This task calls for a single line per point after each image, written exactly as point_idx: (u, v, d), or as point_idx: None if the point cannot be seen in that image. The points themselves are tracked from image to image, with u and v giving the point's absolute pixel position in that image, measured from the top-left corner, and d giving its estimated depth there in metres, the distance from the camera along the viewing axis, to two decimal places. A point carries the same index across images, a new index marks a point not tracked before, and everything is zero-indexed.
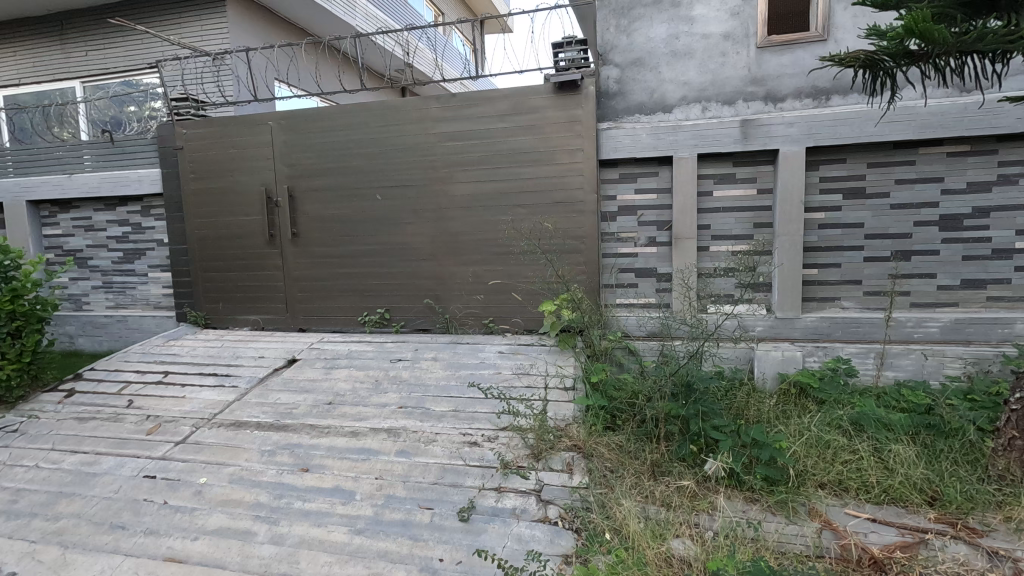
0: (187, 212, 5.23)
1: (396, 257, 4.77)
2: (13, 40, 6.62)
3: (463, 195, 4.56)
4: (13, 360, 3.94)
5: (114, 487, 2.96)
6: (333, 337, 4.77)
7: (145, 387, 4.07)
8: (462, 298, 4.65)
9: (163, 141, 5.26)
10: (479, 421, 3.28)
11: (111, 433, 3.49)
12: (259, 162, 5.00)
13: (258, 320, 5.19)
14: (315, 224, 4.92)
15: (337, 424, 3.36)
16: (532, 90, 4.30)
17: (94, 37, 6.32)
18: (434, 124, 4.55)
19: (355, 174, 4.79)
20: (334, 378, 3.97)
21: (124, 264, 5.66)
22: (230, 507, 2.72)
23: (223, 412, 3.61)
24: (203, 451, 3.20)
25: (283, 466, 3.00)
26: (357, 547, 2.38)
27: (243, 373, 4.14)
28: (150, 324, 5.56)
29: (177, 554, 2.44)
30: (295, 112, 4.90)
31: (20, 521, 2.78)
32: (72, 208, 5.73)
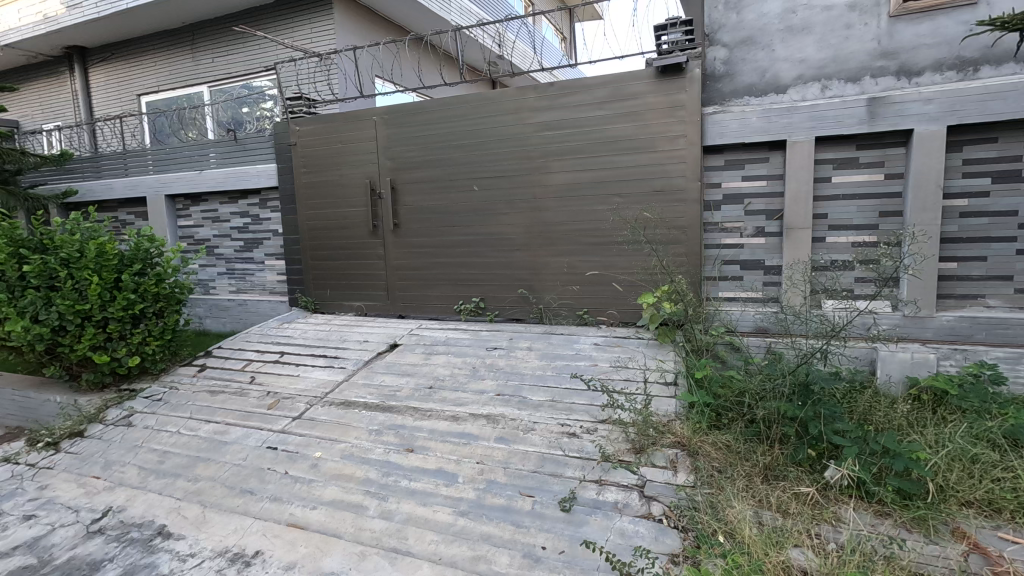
0: (299, 205, 5.61)
1: (492, 246, 4.83)
2: (151, 51, 7.40)
3: (559, 185, 4.52)
4: (158, 337, 4.42)
5: (243, 455, 3.25)
6: (431, 324, 4.93)
7: (265, 365, 4.43)
8: (556, 288, 4.64)
9: (278, 139, 5.66)
10: (577, 412, 3.25)
11: (238, 405, 3.83)
12: (364, 156, 5.25)
13: (361, 307, 5.48)
14: (414, 215, 5.10)
15: (438, 408, 3.47)
16: (632, 75, 4.18)
17: (220, 45, 6.91)
18: (531, 114, 4.55)
19: (452, 166, 4.90)
20: (434, 363, 4.10)
21: (245, 252, 6.19)
22: (343, 481, 2.89)
23: (334, 391, 3.84)
24: (317, 427, 3.42)
25: (389, 446, 3.14)
26: (461, 529, 2.44)
27: (350, 355, 4.39)
28: (266, 308, 6.05)
29: (299, 520, 2.64)
30: (397, 106, 5.09)
31: (167, 479, 3.14)
32: (201, 202, 6.34)
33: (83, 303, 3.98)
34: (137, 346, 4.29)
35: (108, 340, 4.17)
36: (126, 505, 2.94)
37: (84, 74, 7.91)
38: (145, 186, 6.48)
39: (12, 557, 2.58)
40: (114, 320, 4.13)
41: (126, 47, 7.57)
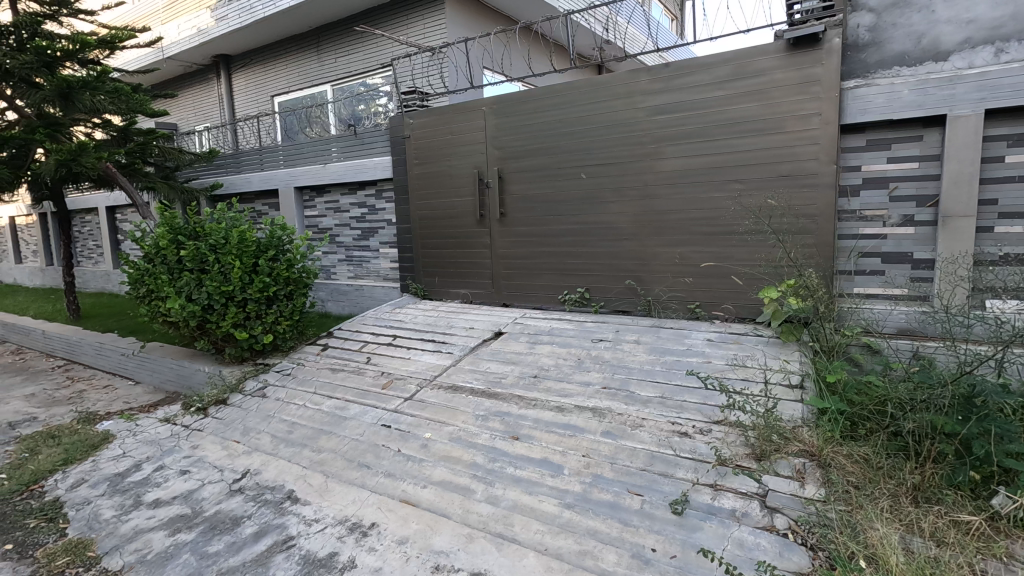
0: (411, 195, 5.85)
1: (598, 236, 4.72)
2: (283, 55, 8.06)
3: (672, 171, 4.30)
4: (288, 317, 4.82)
5: (360, 431, 3.45)
6: (535, 314, 4.93)
7: (379, 347, 4.69)
8: (666, 280, 4.44)
9: (393, 132, 5.92)
10: (689, 410, 3.08)
11: (356, 383, 4.09)
12: (473, 147, 5.35)
13: (467, 294, 5.61)
14: (521, 204, 5.12)
15: (543, 398, 3.45)
16: (759, 51, 3.86)
17: (343, 45, 7.36)
18: (643, 98, 4.36)
19: (560, 154, 4.84)
20: (538, 353, 4.08)
21: (362, 240, 6.58)
22: (451, 463, 2.97)
23: (442, 375, 3.97)
24: (427, 409, 3.54)
25: (495, 432, 3.17)
26: (567, 522, 2.40)
27: (457, 341, 4.51)
28: (380, 293, 6.40)
29: (411, 497, 2.76)
30: (505, 96, 5.12)
31: (295, 448, 3.43)
32: (325, 193, 6.83)
33: (227, 284, 4.43)
34: (271, 325, 4.70)
35: (247, 318, 4.61)
36: (261, 469, 3.25)
37: (229, 79, 8.81)
38: (277, 179, 7.10)
39: (172, 505, 2.95)
40: (252, 300, 4.55)
41: (263, 52, 8.31)
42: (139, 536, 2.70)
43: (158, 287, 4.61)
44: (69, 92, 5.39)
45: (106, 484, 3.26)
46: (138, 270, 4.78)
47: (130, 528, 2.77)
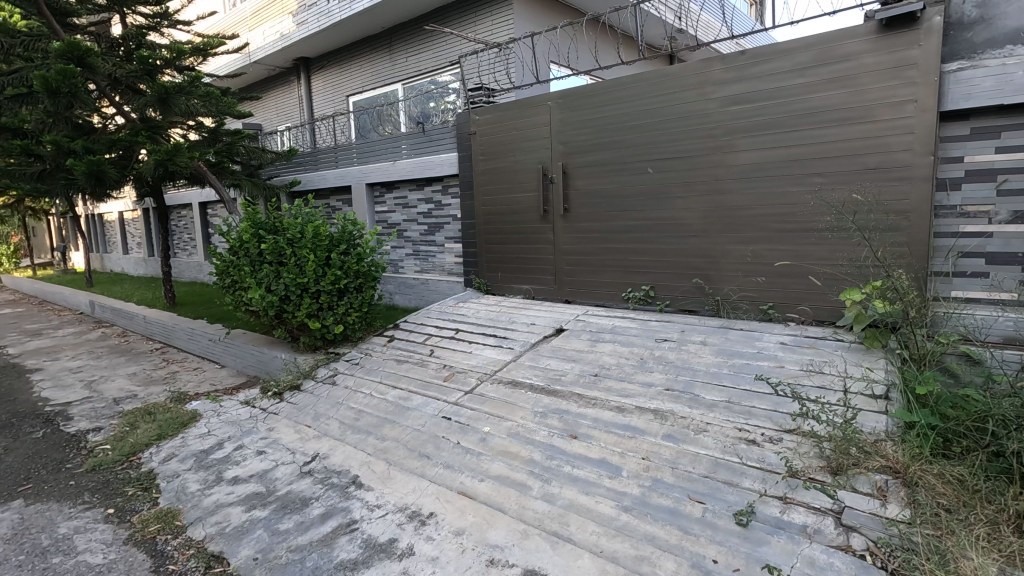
0: (476, 190, 5.92)
1: (665, 232, 4.57)
2: (358, 56, 8.37)
3: (745, 165, 4.09)
4: (357, 309, 5.01)
5: (422, 421, 3.53)
6: (597, 311, 4.86)
7: (442, 340, 4.78)
8: (736, 279, 4.23)
9: (460, 128, 6.00)
10: (757, 417, 2.92)
11: (419, 375, 4.20)
12: (538, 142, 5.33)
13: (530, 290, 5.61)
14: (585, 200, 5.04)
15: (602, 397, 3.39)
16: (846, 34, 3.59)
17: (413, 45, 7.55)
18: (716, 88, 4.17)
19: (626, 148, 4.72)
20: (600, 351, 4.01)
21: (429, 235, 6.74)
22: (509, 458, 2.98)
23: (502, 370, 3.99)
24: (486, 403, 3.57)
25: (553, 430, 3.15)
26: (624, 525, 2.35)
27: (518, 337, 4.52)
28: (444, 287, 6.53)
29: (468, 490, 2.80)
30: (571, 90, 5.06)
31: (361, 435, 3.57)
32: (394, 189, 7.04)
33: (302, 276, 4.66)
34: (341, 316, 4.90)
35: (320, 309, 4.83)
36: (328, 454, 3.41)
37: (308, 80, 9.26)
38: (350, 176, 7.40)
39: (249, 483, 3.16)
40: (325, 292, 4.77)
41: (339, 54, 8.67)
42: (219, 510, 2.91)
43: (242, 278, 4.93)
44: (167, 97, 5.86)
45: (193, 459, 3.53)
46: (224, 262, 5.14)
47: (213, 502, 2.98)
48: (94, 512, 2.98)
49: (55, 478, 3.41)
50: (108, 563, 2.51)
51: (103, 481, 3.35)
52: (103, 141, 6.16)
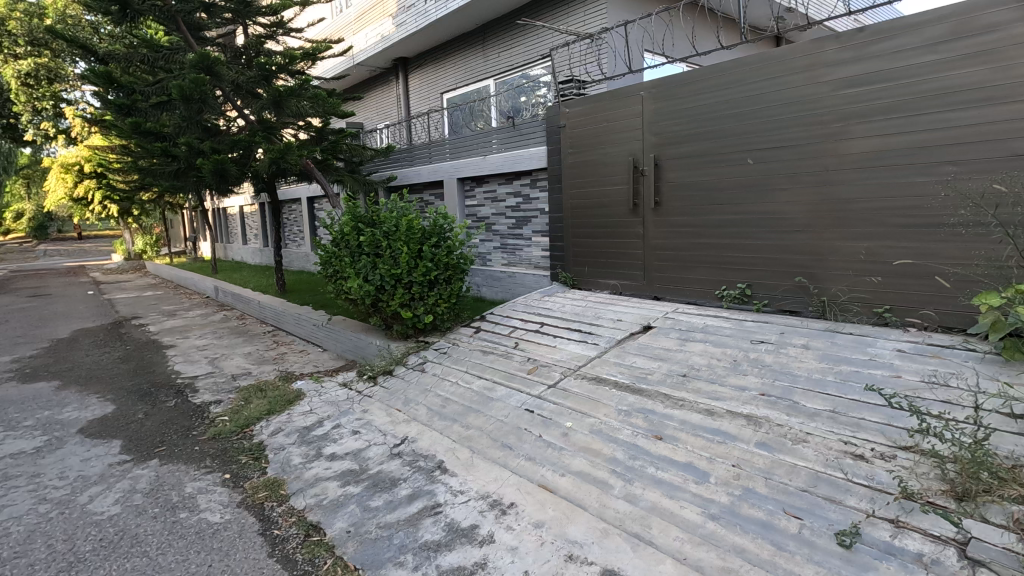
0: (564, 184, 5.88)
1: (765, 226, 4.29)
2: (452, 53, 8.60)
3: (861, 153, 3.73)
4: (446, 300, 5.17)
5: (505, 412, 3.59)
6: (688, 309, 4.66)
7: (527, 333, 4.82)
8: (846, 278, 3.89)
9: (550, 121, 5.99)
10: (867, 430, 2.67)
11: (504, 366, 4.26)
12: (629, 133, 5.19)
13: (617, 285, 5.50)
14: (678, 193, 4.85)
15: (690, 399, 3.26)
16: (989, 2, 3.17)
17: (506, 40, 7.63)
18: (828, 70, 3.84)
19: (723, 138, 4.48)
20: (689, 351, 3.85)
21: (517, 229, 6.81)
22: (590, 455, 2.96)
23: (586, 365, 3.95)
24: (569, 398, 3.56)
25: (637, 429, 3.08)
26: (711, 534, 2.24)
27: (604, 333, 4.44)
28: (531, 281, 6.57)
29: (549, 484, 2.81)
30: (666, 79, 4.88)
31: (447, 422, 3.70)
32: (484, 183, 7.18)
33: (396, 268, 4.89)
34: (431, 306, 5.08)
35: (412, 299, 5.03)
36: (416, 438, 3.56)
37: (406, 80, 9.66)
38: (443, 171, 7.64)
39: (344, 460, 3.37)
40: (417, 283, 4.96)
41: (434, 52, 8.95)
42: (318, 483, 3.13)
43: (342, 268, 5.26)
44: (280, 99, 6.33)
45: (297, 434, 3.84)
46: (327, 253, 5.51)
47: (312, 475, 3.22)
48: (214, 476, 3.33)
49: (183, 443, 3.84)
50: (224, 523, 2.79)
51: (221, 449, 3.73)
52: (227, 142, 6.79)
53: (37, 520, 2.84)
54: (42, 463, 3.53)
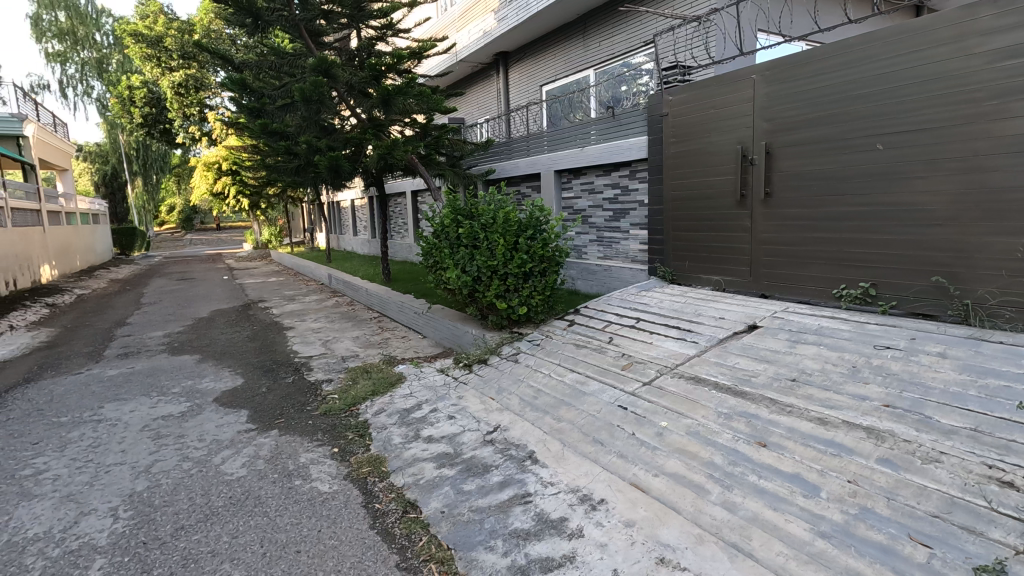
0: (666, 175, 5.67)
1: (894, 220, 3.86)
2: (552, 45, 8.58)
3: (1020, 135, 3.22)
4: (541, 292, 5.18)
5: (598, 407, 3.55)
6: (800, 308, 4.32)
7: (622, 328, 4.72)
8: (995, 279, 3.40)
9: (652, 110, 5.80)
10: (1019, 455, 2.31)
11: (597, 361, 4.21)
12: (738, 120, 4.89)
13: (720, 282, 5.21)
14: (792, 183, 4.49)
15: (800, 405, 3.02)
16: None
17: (607, 28, 7.48)
18: (982, 40, 3.35)
19: (848, 122, 4.07)
20: (800, 353, 3.56)
21: (614, 222, 6.68)
22: (686, 457, 2.84)
23: (684, 364, 3.79)
24: (665, 397, 3.43)
25: (738, 434, 2.90)
26: (820, 553, 2.07)
27: (704, 331, 4.23)
28: (627, 275, 6.42)
29: (641, 483, 2.75)
30: (782, 59, 4.53)
31: (538, 414, 3.73)
32: (581, 175, 7.11)
33: (493, 259, 4.99)
34: (526, 298, 5.12)
35: (507, 291, 5.09)
36: (508, 428, 3.63)
37: (506, 74, 9.79)
38: (540, 163, 7.66)
39: (440, 443, 3.52)
40: (512, 275, 5.02)
41: (535, 45, 8.98)
42: (416, 463, 3.30)
43: (442, 259, 5.46)
44: (389, 98, 6.66)
45: (398, 415, 4.06)
46: (429, 244, 5.76)
47: (411, 455, 3.39)
48: (324, 448, 3.61)
49: (299, 416, 4.21)
50: (332, 492, 3.03)
51: (331, 424, 4.04)
52: (341, 140, 7.28)
53: (181, 475, 3.25)
54: (186, 426, 4.03)
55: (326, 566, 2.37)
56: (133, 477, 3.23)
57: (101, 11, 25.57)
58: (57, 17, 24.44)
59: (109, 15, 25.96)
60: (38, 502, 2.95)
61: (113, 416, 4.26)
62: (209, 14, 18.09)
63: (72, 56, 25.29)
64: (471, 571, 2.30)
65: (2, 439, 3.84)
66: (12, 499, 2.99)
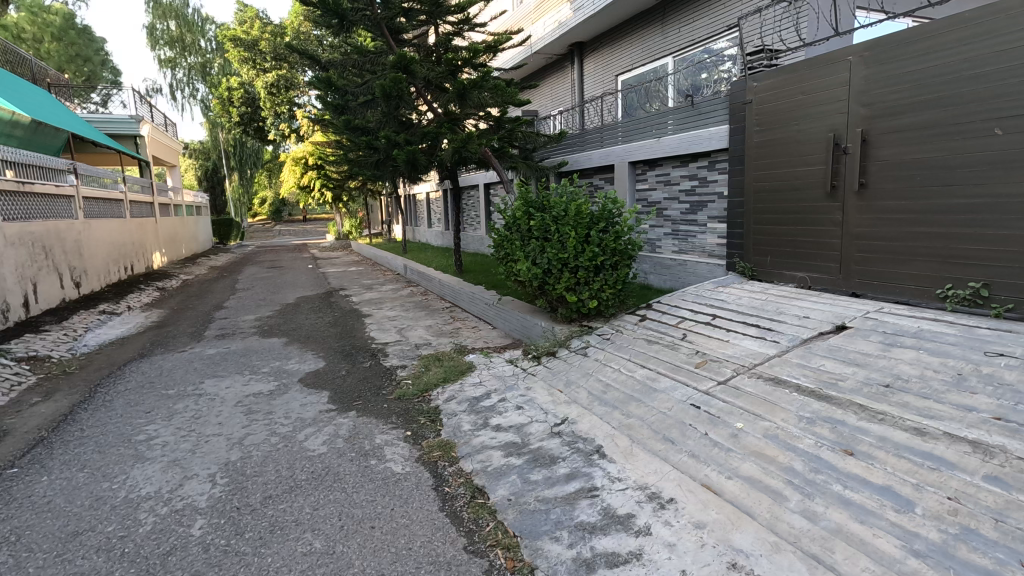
0: (748, 166, 5.41)
1: (1012, 212, 3.48)
2: (628, 34, 8.38)
3: None
4: (612, 286, 5.09)
5: (669, 405, 3.46)
6: (896, 309, 3.98)
7: (696, 325, 4.56)
8: None
9: (734, 98, 5.54)
10: None
11: (669, 358, 4.09)
12: (830, 106, 4.57)
13: (805, 279, 4.91)
14: (890, 173, 4.14)
15: (893, 414, 2.79)
16: None
17: (687, 14, 7.21)
18: None
19: (960, 105, 3.69)
20: (896, 357, 3.29)
21: (691, 214, 6.45)
22: (763, 461, 2.71)
23: (763, 364, 3.61)
24: (742, 398, 3.29)
25: (822, 439, 2.74)
26: (913, 572, 1.91)
27: (786, 331, 4.01)
28: (703, 270, 6.19)
29: (713, 484, 2.66)
30: (883, 39, 4.18)
31: (607, 409, 3.70)
32: (656, 167, 6.92)
33: (564, 252, 4.97)
34: (597, 292, 5.05)
35: (577, 284, 5.05)
36: (576, 421, 3.63)
37: (580, 65, 9.67)
38: (614, 155, 7.52)
39: (509, 433, 3.57)
40: (583, 268, 4.96)
41: (611, 34, 8.81)
42: (484, 450, 3.37)
43: (513, 251, 5.50)
44: (465, 92, 6.77)
45: (467, 403, 4.16)
46: (500, 236, 5.83)
47: (479, 442, 3.47)
48: (398, 431, 3.76)
49: (375, 399, 4.41)
50: (405, 473, 3.16)
51: (405, 408, 4.20)
52: (418, 134, 7.48)
53: (269, 448, 3.50)
54: (274, 403, 4.34)
55: (398, 543, 2.48)
56: (228, 448, 3.52)
57: (206, 18, 27.64)
58: (169, 26, 26.85)
59: (213, 21, 28.02)
60: (149, 465, 3.28)
61: (211, 391, 4.66)
62: (299, 17, 19.15)
63: (181, 61, 27.72)
64: (537, 560, 2.32)
65: (121, 407, 4.30)
66: (129, 460, 3.35)
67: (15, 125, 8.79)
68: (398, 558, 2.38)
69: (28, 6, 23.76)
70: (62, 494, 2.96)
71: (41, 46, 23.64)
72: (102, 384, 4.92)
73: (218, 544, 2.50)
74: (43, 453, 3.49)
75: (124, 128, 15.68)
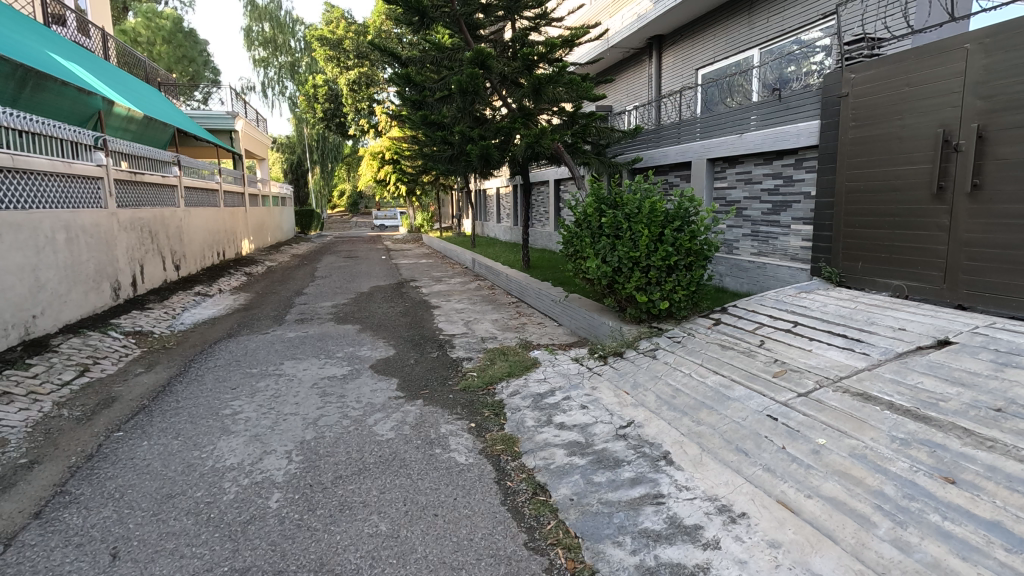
0: (841, 163, 5.04)
1: None
2: (711, 25, 8.04)
3: None
4: (685, 287, 4.89)
5: (743, 415, 3.28)
6: (1011, 325, 3.58)
7: (775, 332, 4.31)
8: None
9: (828, 91, 5.18)
10: None
11: (745, 365, 3.89)
12: (941, 98, 4.16)
13: (902, 288, 4.52)
14: (1010, 172, 3.71)
15: (1004, 441, 2.50)
16: None
17: (777, 3, 6.82)
18: None
19: None
20: (1009, 379, 2.95)
21: (773, 215, 6.11)
22: (848, 482, 2.52)
23: (850, 378, 3.35)
24: (825, 412, 3.06)
25: (918, 464, 2.50)
26: None
27: (878, 343, 3.70)
28: (785, 274, 5.87)
29: (790, 502, 2.51)
30: (1009, 22, 3.74)
31: (676, 414, 3.58)
32: (737, 164, 6.61)
33: (635, 250, 4.84)
34: (668, 292, 4.87)
35: (648, 284, 4.90)
36: (643, 425, 3.54)
37: (659, 59, 9.40)
38: (692, 151, 7.24)
39: (572, 432, 3.53)
40: (655, 267, 4.81)
41: (692, 26, 8.48)
42: (547, 447, 3.35)
43: (583, 248, 5.44)
44: (540, 86, 6.74)
45: (532, 399, 4.16)
46: (570, 233, 5.78)
47: (543, 439, 3.46)
48: (462, 422, 3.81)
49: (442, 389, 4.50)
50: (468, 464, 3.20)
51: (470, 399, 4.26)
52: (493, 130, 7.57)
53: (341, 430, 3.65)
54: (347, 387, 4.53)
55: (459, 533, 2.51)
56: (304, 427, 3.71)
57: (297, 19, 29.18)
58: (264, 27, 28.52)
59: (303, 23, 29.53)
60: (234, 438, 3.51)
61: (290, 372, 4.94)
62: (382, 16, 19.77)
63: (274, 60, 29.44)
64: (598, 563, 2.28)
65: (211, 382, 4.64)
66: (216, 432, 3.61)
67: (129, 120, 9.62)
68: (460, 547, 2.41)
69: (144, 12, 26.08)
70: (159, 459, 3.23)
71: (154, 48, 26.02)
72: (195, 359, 5.33)
73: (292, 518, 2.63)
74: (144, 420, 3.82)
75: (221, 123, 16.88)
